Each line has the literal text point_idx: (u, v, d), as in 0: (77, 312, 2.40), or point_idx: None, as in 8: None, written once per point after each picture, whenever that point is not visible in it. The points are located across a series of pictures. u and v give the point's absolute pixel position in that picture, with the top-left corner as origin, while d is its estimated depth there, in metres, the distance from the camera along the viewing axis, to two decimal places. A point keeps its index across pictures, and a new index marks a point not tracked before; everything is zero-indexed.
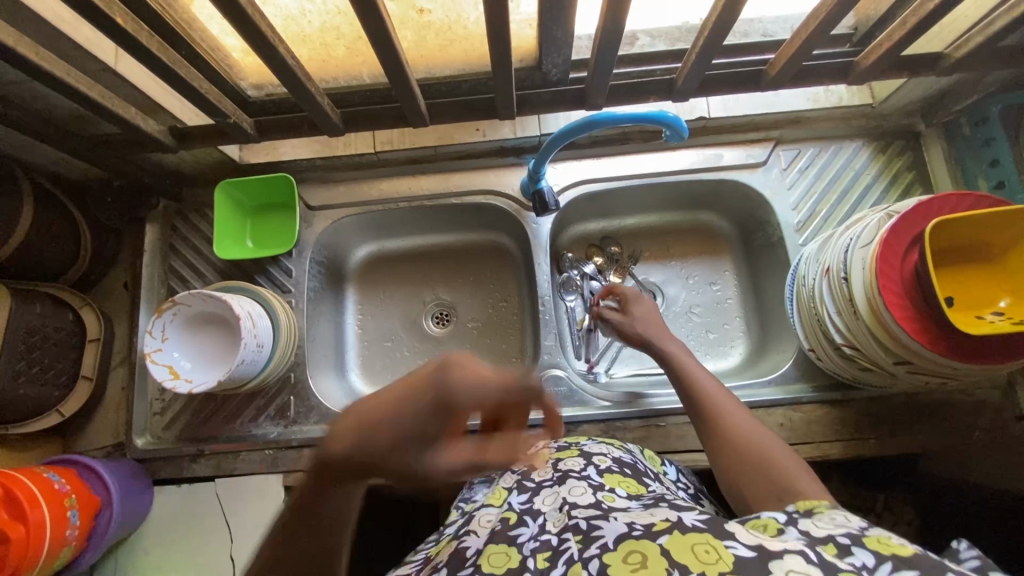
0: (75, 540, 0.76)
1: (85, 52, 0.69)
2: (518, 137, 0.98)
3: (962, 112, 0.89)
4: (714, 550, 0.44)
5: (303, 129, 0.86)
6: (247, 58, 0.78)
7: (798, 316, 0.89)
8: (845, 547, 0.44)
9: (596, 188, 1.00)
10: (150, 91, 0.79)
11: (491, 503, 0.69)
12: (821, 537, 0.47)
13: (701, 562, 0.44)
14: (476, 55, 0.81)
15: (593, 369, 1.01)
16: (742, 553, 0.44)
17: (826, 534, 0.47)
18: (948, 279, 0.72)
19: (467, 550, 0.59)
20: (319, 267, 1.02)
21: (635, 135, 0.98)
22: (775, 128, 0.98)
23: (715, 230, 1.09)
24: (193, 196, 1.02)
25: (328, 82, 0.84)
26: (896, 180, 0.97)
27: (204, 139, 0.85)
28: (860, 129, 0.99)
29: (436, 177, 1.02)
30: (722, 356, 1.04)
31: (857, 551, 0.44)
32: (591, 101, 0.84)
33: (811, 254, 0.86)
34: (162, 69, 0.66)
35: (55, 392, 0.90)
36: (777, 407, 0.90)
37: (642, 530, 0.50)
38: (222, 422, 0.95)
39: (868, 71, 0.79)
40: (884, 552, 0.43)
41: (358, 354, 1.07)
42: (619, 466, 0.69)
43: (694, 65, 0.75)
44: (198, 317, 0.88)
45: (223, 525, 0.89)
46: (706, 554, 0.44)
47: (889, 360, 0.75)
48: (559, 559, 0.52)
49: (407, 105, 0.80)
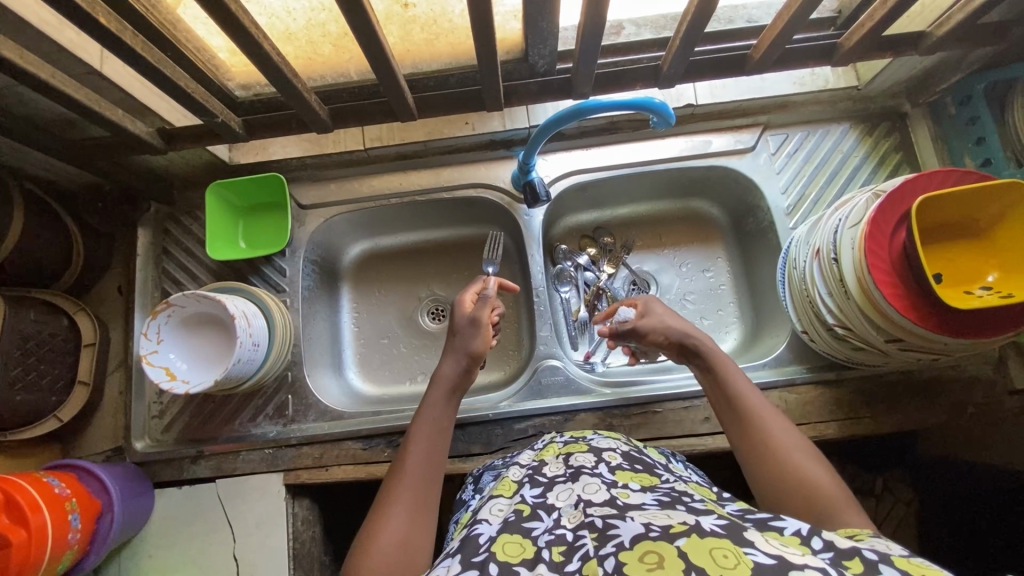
0: (77, 543, 0.76)
1: (69, 55, 0.69)
2: (507, 130, 0.98)
3: (947, 91, 0.90)
4: (732, 554, 0.41)
5: (291, 126, 0.86)
6: (233, 59, 0.79)
7: (789, 298, 0.90)
8: (872, 564, 0.41)
9: (586, 179, 1.01)
10: (137, 92, 0.79)
11: (500, 494, 0.60)
12: (844, 550, 0.43)
13: (719, 566, 0.40)
14: (462, 48, 0.81)
15: (590, 359, 1.03)
16: (762, 559, 0.40)
17: (851, 549, 0.44)
18: (935, 255, 0.73)
19: (478, 538, 0.52)
20: (313, 267, 1.02)
21: (624, 124, 0.98)
22: (762, 114, 0.99)
23: (706, 217, 1.10)
24: (184, 199, 1.02)
25: (316, 79, 0.84)
26: (884, 161, 0.98)
27: (192, 140, 0.85)
28: (847, 112, 1.00)
29: (427, 172, 1.02)
30: (717, 342, 1.04)
31: (885, 570, 0.41)
32: (578, 91, 0.84)
33: (801, 237, 0.87)
34: (148, 69, 0.66)
35: (53, 397, 0.90)
36: (772, 389, 0.91)
37: (660, 530, 0.45)
38: (221, 422, 0.95)
39: (851, 52, 0.80)
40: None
41: (355, 351, 1.07)
42: (630, 461, 0.63)
43: (680, 51, 0.76)
44: (195, 318, 0.88)
45: (226, 525, 0.90)
46: (724, 558, 0.40)
47: (880, 338, 0.75)
48: (575, 554, 0.46)
49: (395, 100, 0.80)
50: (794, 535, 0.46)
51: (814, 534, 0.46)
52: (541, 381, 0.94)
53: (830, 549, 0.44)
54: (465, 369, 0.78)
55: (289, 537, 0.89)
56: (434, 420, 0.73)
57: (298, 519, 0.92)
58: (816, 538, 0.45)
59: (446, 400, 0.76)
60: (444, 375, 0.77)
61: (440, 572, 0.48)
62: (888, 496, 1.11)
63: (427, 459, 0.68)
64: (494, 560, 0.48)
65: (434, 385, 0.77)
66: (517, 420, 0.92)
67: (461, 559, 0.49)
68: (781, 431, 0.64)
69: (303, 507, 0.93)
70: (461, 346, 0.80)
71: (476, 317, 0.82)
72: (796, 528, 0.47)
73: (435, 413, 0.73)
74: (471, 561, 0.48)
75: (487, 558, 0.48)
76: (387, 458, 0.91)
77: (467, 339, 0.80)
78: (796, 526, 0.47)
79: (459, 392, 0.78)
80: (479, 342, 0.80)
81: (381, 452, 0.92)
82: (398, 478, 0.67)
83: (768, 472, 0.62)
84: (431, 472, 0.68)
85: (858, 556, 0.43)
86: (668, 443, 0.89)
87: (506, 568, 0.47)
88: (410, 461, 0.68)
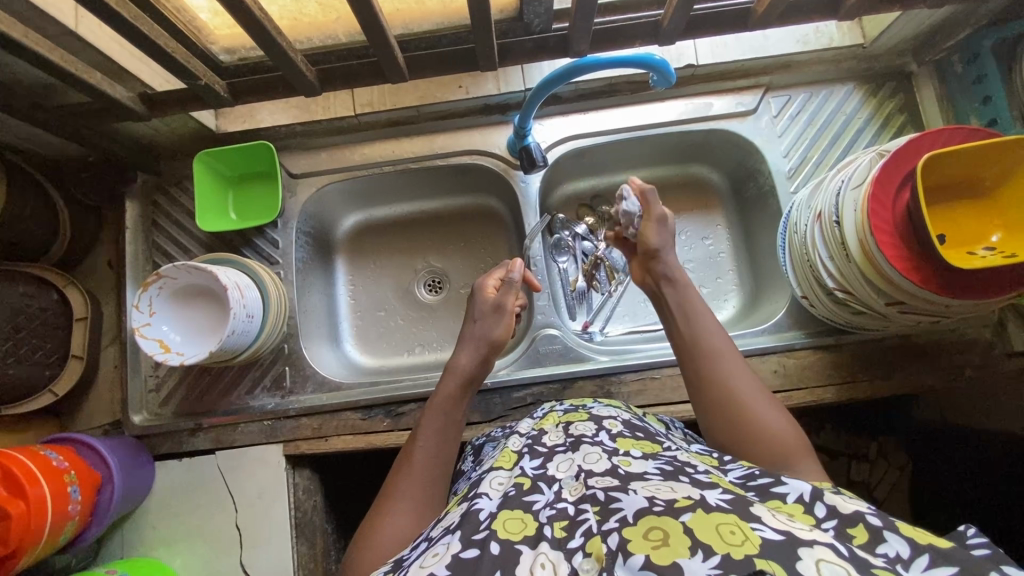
0: (78, 514, 0.76)
1: (42, 14, 0.66)
2: (503, 93, 0.95)
3: (954, 49, 0.88)
4: (738, 530, 0.41)
5: (278, 90, 0.83)
6: (216, 20, 0.74)
7: (789, 262, 0.88)
8: (876, 532, 0.42)
9: (584, 144, 0.98)
10: (114, 55, 0.76)
11: (500, 465, 0.59)
12: (848, 516, 0.44)
13: (727, 543, 0.39)
14: (453, 7, 0.78)
15: (588, 329, 1.02)
16: (770, 535, 0.40)
17: (854, 513, 0.45)
18: (938, 216, 0.72)
19: (479, 514, 0.51)
20: (306, 237, 1.01)
21: (623, 86, 0.96)
22: (764, 75, 0.96)
23: (706, 184, 1.08)
24: (171, 169, 1.00)
25: (303, 42, 0.80)
26: (888, 123, 0.96)
27: (175, 106, 0.82)
28: (851, 72, 0.97)
29: (420, 139, 1.00)
30: (716, 310, 1.03)
31: (889, 536, 0.42)
32: (575, 48, 0.80)
33: (802, 200, 0.86)
34: (123, 25, 0.64)
35: (46, 371, 0.89)
36: (770, 354, 0.91)
37: (664, 504, 0.45)
38: (219, 395, 0.95)
39: (857, 6, 0.76)
40: (919, 542, 0.41)
41: (352, 324, 1.06)
42: (631, 429, 0.63)
43: (682, 3, 0.72)
44: (186, 291, 0.87)
45: (227, 496, 0.90)
46: (732, 534, 0.40)
47: (881, 302, 0.75)
48: (578, 529, 0.46)
49: (385, 60, 0.77)
50: (797, 503, 0.46)
51: (816, 500, 0.46)
52: (539, 351, 0.94)
53: (834, 517, 0.45)
54: (484, 358, 0.76)
55: (291, 506, 0.90)
56: (445, 413, 0.71)
57: (298, 489, 0.92)
58: (819, 504, 0.46)
59: (460, 391, 0.73)
60: (461, 366, 0.75)
61: (441, 551, 0.48)
62: (881, 462, 1.11)
63: (435, 451, 0.67)
64: (495, 537, 0.47)
65: (447, 378, 0.74)
66: (516, 389, 0.92)
67: (461, 537, 0.48)
68: (744, 379, 0.64)
69: (304, 477, 0.94)
70: (479, 335, 0.78)
71: (501, 303, 0.80)
72: (798, 494, 0.47)
73: (449, 408, 0.71)
74: (472, 539, 0.48)
75: (488, 536, 0.47)
76: (386, 428, 0.91)
77: (485, 328, 0.78)
78: (798, 491, 0.47)
79: (473, 384, 0.76)
80: (501, 329, 0.78)
81: (381, 422, 0.92)
82: (405, 467, 0.65)
83: (724, 417, 0.62)
84: (440, 464, 0.66)
85: (862, 522, 0.44)
86: (666, 409, 0.89)
87: (509, 546, 0.46)
88: (419, 452, 0.66)
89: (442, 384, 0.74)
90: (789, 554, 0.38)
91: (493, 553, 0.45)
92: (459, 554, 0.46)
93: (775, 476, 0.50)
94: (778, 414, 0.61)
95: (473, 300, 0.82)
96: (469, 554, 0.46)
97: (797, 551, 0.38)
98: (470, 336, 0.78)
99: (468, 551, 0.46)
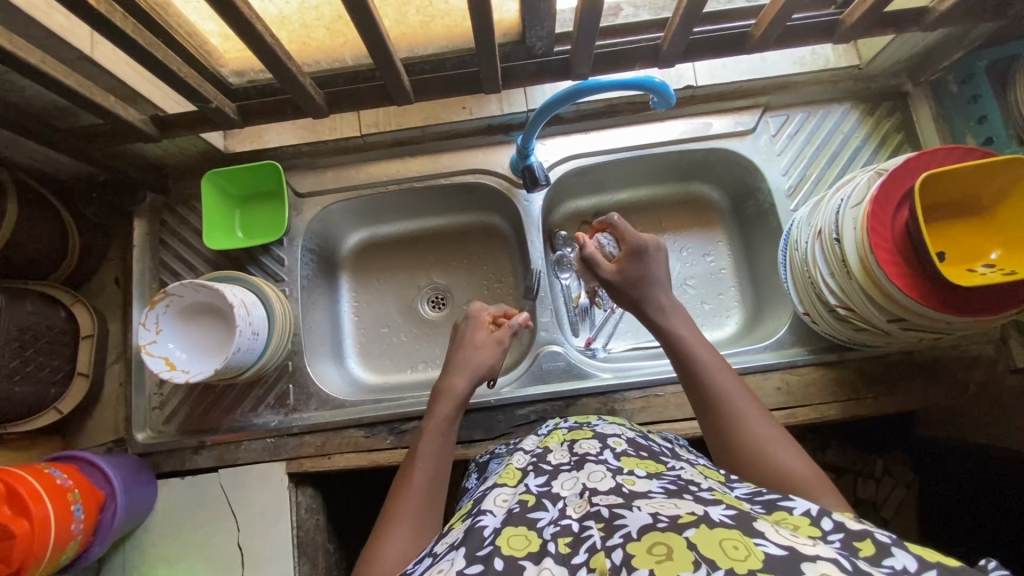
0: (80, 534, 0.76)
1: (59, 40, 0.68)
2: (506, 114, 0.97)
3: (949, 70, 0.89)
4: (742, 546, 0.40)
5: (286, 111, 0.85)
6: (226, 44, 0.76)
7: (791, 281, 0.89)
8: (884, 548, 0.42)
9: (586, 163, 1.00)
10: (127, 78, 0.78)
11: (504, 482, 0.59)
12: (855, 532, 0.44)
13: (730, 558, 0.39)
14: (458, 31, 0.80)
15: (591, 345, 1.02)
16: (773, 550, 0.40)
17: (862, 531, 0.45)
18: (936, 233, 0.73)
19: (483, 530, 0.51)
20: (312, 255, 1.02)
21: (624, 106, 0.97)
22: (762, 95, 0.98)
23: (707, 201, 1.09)
24: (179, 189, 1.01)
25: (310, 65, 0.82)
26: (886, 141, 0.97)
27: (185, 127, 0.84)
28: (848, 92, 0.99)
29: (425, 159, 1.02)
30: (718, 326, 1.04)
31: (897, 551, 0.42)
32: (576, 71, 0.83)
33: (802, 218, 0.86)
34: (138, 51, 0.66)
35: (52, 389, 0.90)
36: (772, 371, 0.91)
37: (668, 520, 0.45)
38: (223, 413, 0.95)
39: (852, 29, 0.78)
40: (927, 559, 0.41)
41: (356, 340, 1.06)
42: (635, 448, 0.63)
43: (681, 26, 0.74)
44: (190, 309, 0.87)
45: (229, 513, 0.90)
46: (734, 550, 0.40)
47: (883, 319, 0.75)
48: (582, 546, 0.46)
49: (391, 82, 0.79)
50: (803, 516, 0.47)
51: (824, 515, 0.47)
52: (543, 368, 0.94)
53: (841, 531, 0.45)
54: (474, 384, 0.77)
55: (292, 525, 0.89)
56: (441, 435, 0.71)
57: (301, 507, 0.92)
58: (826, 518, 0.46)
59: (455, 413, 0.74)
60: (455, 389, 0.76)
61: (445, 566, 0.47)
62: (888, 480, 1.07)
63: (434, 475, 0.67)
64: (499, 554, 0.47)
65: (441, 401, 0.74)
66: (520, 406, 0.92)
67: (466, 552, 0.48)
68: (752, 414, 0.63)
69: (306, 495, 0.93)
70: (474, 362, 0.78)
71: (500, 337, 0.82)
72: (805, 509, 0.48)
73: (445, 432, 0.71)
74: (476, 555, 0.47)
75: (492, 552, 0.47)
76: (389, 446, 0.91)
77: (478, 357, 0.79)
78: (804, 506, 0.48)
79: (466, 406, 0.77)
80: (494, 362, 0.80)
81: (384, 440, 0.92)
82: (404, 490, 0.65)
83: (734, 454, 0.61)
84: (437, 487, 0.67)
85: (870, 537, 0.43)
86: (670, 426, 0.89)
87: (512, 562, 0.46)
88: (416, 476, 0.66)
89: (437, 407, 0.74)
90: (791, 567, 0.38)
91: (496, 568, 0.45)
92: (463, 570, 0.46)
93: (783, 494, 0.51)
94: (790, 450, 0.60)
95: (469, 328, 0.83)
96: (473, 569, 0.46)
97: (800, 566, 0.38)
98: (466, 362, 0.78)
99: (473, 565, 0.46)
